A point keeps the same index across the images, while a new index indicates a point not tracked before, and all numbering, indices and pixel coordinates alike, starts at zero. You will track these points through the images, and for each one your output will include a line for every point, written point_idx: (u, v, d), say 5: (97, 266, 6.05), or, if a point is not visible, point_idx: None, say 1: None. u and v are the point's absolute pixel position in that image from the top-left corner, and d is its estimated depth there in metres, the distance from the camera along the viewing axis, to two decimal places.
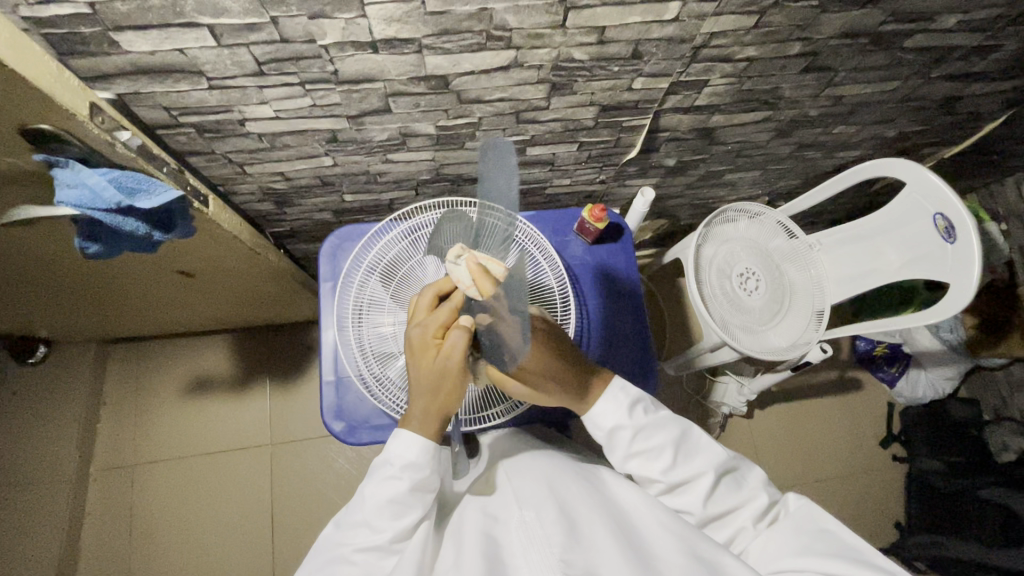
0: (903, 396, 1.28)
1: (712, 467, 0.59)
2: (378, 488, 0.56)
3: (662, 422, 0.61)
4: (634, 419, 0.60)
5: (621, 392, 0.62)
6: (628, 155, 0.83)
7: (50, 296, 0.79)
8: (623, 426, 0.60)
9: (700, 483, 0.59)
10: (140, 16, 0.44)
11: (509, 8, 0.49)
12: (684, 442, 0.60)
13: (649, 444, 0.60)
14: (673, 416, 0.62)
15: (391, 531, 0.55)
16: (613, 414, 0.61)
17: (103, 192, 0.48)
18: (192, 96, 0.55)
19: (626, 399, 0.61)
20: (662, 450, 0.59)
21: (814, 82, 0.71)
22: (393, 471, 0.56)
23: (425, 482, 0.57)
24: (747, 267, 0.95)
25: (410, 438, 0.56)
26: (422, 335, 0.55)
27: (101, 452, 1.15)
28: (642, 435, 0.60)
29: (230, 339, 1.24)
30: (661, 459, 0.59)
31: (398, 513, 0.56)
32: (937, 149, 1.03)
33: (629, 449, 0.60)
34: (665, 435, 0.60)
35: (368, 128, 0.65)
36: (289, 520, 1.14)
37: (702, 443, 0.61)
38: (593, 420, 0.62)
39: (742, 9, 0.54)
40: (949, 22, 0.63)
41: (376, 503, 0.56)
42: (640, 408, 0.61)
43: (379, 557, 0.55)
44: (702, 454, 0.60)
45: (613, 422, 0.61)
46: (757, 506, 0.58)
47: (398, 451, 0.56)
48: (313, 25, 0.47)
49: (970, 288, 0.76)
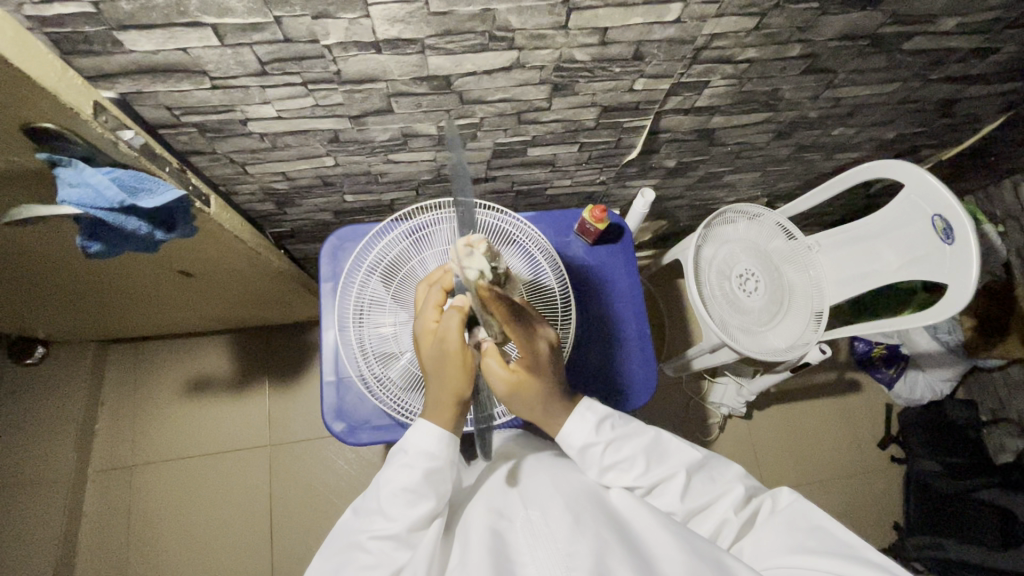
0: (901, 397, 1.29)
1: (685, 466, 0.60)
2: (393, 476, 0.56)
3: (631, 432, 0.61)
4: (603, 434, 0.60)
5: (588, 411, 0.61)
6: (629, 156, 0.84)
7: (50, 295, 0.78)
8: (593, 443, 0.59)
9: (675, 483, 0.59)
10: (144, 15, 0.44)
11: (512, 9, 0.49)
12: (656, 447, 0.61)
13: (621, 455, 0.60)
14: (641, 425, 0.63)
15: (405, 519, 0.55)
16: (581, 432, 0.59)
17: (106, 191, 0.48)
18: (195, 96, 0.55)
19: (593, 417, 0.60)
20: (634, 459, 0.60)
21: (814, 84, 0.71)
22: (408, 458, 0.56)
23: (439, 472, 0.57)
24: (747, 268, 0.95)
25: (427, 427, 0.56)
26: (424, 324, 0.56)
27: (100, 452, 1.15)
28: (612, 448, 0.60)
29: (229, 340, 1.24)
30: (636, 467, 0.60)
31: (413, 502, 0.55)
32: (935, 150, 1.03)
33: (602, 463, 0.60)
34: (635, 443, 0.61)
35: (370, 129, 0.65)
36: (289, 522, 1.14)
37: (674, 446, 0.62)
38: (565, 440, 0.60)
39: (742, 11, 0.55)
40: (948, 25, 0.64)
41: (390, 492, 0.56)
42: (607, 423, 0.61)
43: (393, 547, 0.54)
44: (675, 455, 0.61)
45: (582, 440, 0.60)
46: (735, 496, 0.58)
47: (413, 440, 0.57)
48: (317, 25, 0.48)
49: (968, 289, 0.76)
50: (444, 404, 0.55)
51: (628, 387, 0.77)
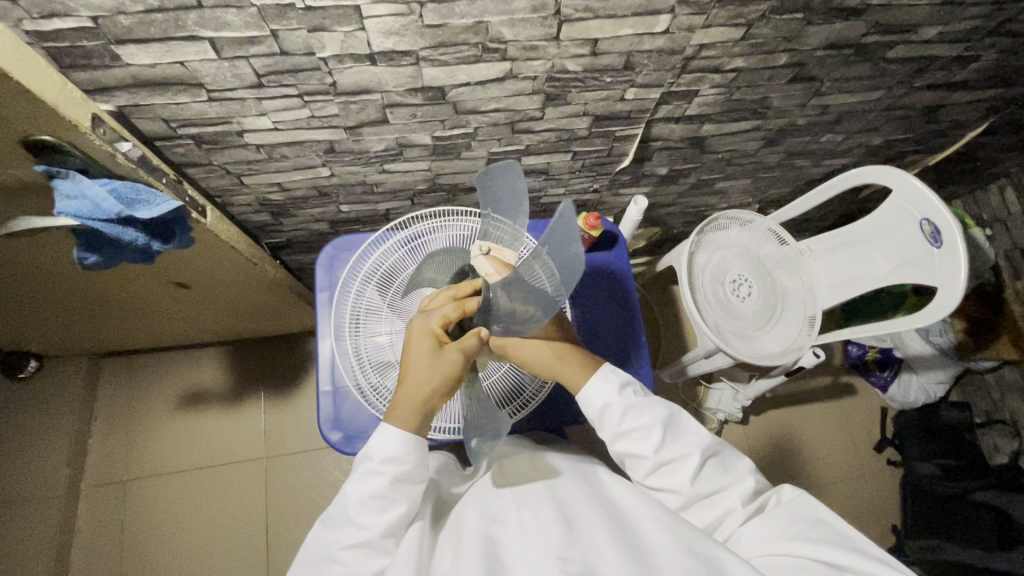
0: (897, 400, 1.28)
1: (700, 448, 0.59)
2: (359, 484, 0.56)
3: (651, 403, 0.61)
4: (623, 398, 0.60)
5: (611, 374, 0.62)
6: (621, 164, 0.85)
7: (43, 308, 0.78)
8: (613, 404, 0.60)
9: (687, 465, 0.58)
10: (143, 30, 0.45)
11: (505, 21, 0.50)
12: (672, 424, 0.60)
13: (639, 423, 0.59)
14: (661, 400, 0.62)
15: (377, 526, 0.55)
16: (603, 391, 0.61)
17: (104, 203, 0.49)
18: (191, 108, 0.56)
19: (616, 379, 0.62)
20: (650, 431, 0.59)
21: (801, 92, 0.73)
22: (374, 465, 0.56)
23: (406, 476, 0.57)
24: (740, 274, 0.97)
25: (391, 431, 0.56)
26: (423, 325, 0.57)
27: (94, 467, 1.14)
28: (631, 413, 0.60)
29: (224, 351, 1.23)
30: (651, 438, 0.59)
31: (383, 507, 0.56)
32: (922, 157, 1.05)
33: (619, 427, 0.60)
34: (653, 415, 0.60)
35: (365, 139, 0.66)
36: (285, 536, 1.13)
37: (691, 427, 0.61)
38: (586, 399, 0.61)
39: (729, 22, 0.56)
40: (928, 34, 0.65)
41: (358, 500, 0.56)
42: (629, 389, 0.61)
43: (365, 554, 0.55)
44: (690, 436, 0.60)
45: (603, 401, 0.61)
46: (743, 488, 0.59)
47: (378, 446, 0.56)
48: (313, 38, 0.48)
49: (959, 291, 0.77)
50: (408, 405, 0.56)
51: None
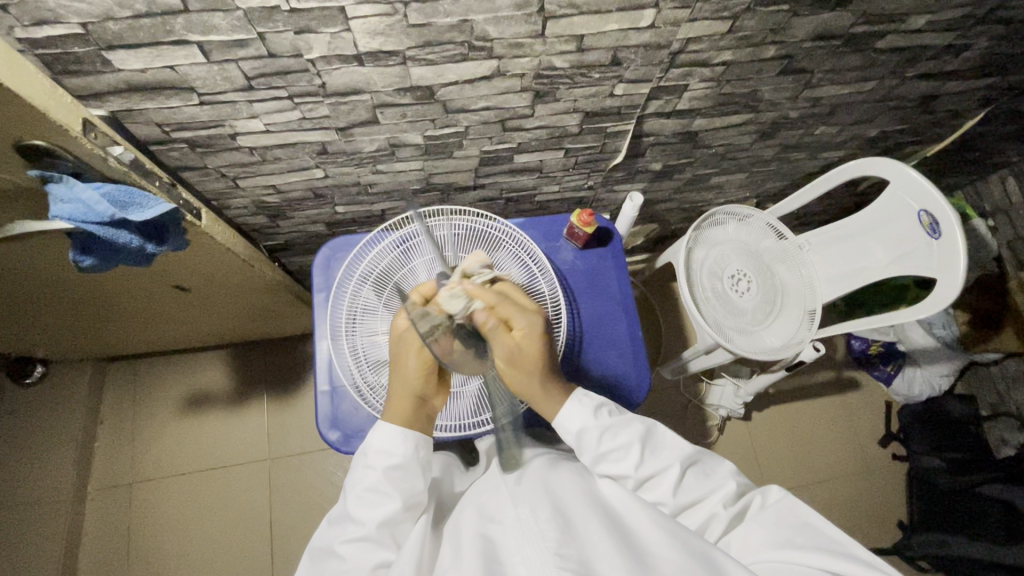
0: (900, 394, 1.27)
1: (679, 459, 0.60)
2: (358, 478, 0.58)
3: (626, 421, 0.62)
4: (599, 420, 0.62)
5: (585, 397, 0.63)
6: (615, 160, 0.85)
7: (45, 313, 0.80)
8: (589, 427, 0.61)
9: (668, 476, 0.59)
10: (132, 35, 0.46)
11: (489, 19, 0.50)
12: (650, 438, 0.62)
13: (616, 442, 0.61)
14: (637, 416, 0.63)
15: (373, 519, 0.55)
16: (578, 417, 0.62)
17: (97, 206, 0.50)
18: (184, 112, 0.57)
19: (589, 403, 0.63)
20: (629, 448, 0.60)
21: (792, 84, 0.73)
22: (369, 459, 0.59)
23: (401, 468, 0.58)
24: (738, 269, 0.96)
25: (385, 426, 0.59)
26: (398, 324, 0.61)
27: (99, 471, 1.15)
28: (607, 434, 0.61)
29: (227, 353, 1.25)
30: (630, 456, 0.60)
31: (378, 500, 0.56)
32: (920, 147, 1.04)
33: (597, 449, 0.61)
34: (630, 433, 0.61)
35: (357, 140, 0.66)
36: (289, 537, 1.14)
37: (668, 439, 0.62)
38: (562, 425, 0.62)
39: (715, 15, 0.56)
40: (917, 23, 0.65)
41: (356, 494, 0.57)
42: (604, 410, 0.63)
43: (366, 548, 0.54)
44: (668, 449, 0.61)
45: (578, 425, 0.62)
46: (725, 492, 0.59)
47: (372, 441, 0.59)
48: (300, 40, 0.49)
49: (955, 286, 0.77)
50: (397, 395, 0.60)
51: (622, 387, 0.77)
